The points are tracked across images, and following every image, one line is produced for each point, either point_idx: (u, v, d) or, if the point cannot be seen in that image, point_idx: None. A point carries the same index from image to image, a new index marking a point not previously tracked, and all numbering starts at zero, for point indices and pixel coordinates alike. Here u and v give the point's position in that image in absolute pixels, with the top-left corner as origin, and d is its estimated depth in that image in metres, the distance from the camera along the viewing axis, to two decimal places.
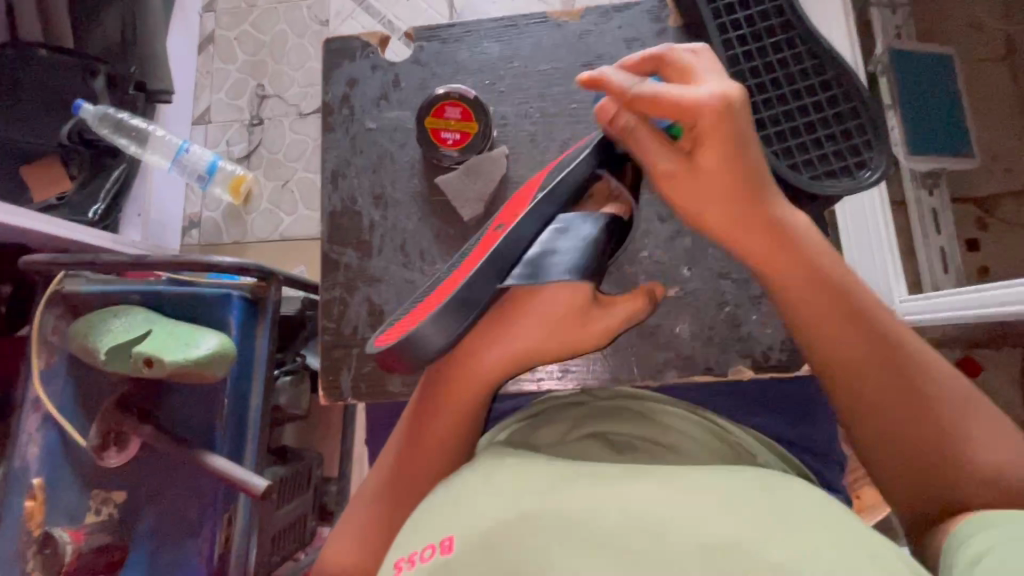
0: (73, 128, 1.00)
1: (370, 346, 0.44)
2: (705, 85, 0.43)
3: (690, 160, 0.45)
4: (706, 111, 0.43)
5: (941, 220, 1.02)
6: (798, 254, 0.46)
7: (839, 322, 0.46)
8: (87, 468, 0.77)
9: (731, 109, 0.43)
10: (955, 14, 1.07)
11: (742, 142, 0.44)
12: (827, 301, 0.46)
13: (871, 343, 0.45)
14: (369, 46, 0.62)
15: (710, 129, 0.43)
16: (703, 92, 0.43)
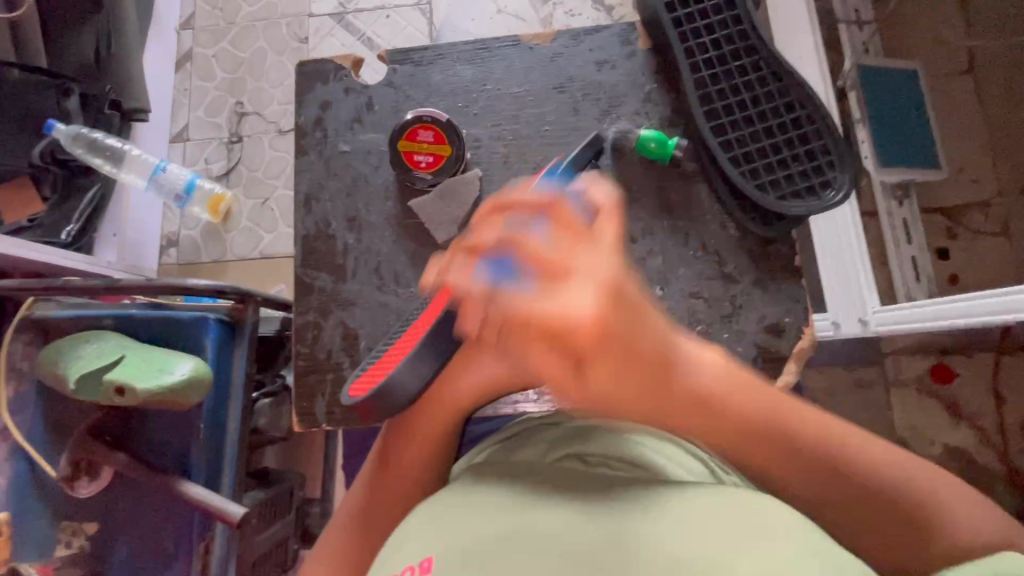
0: (45, 149, 0.97)
1: (343, 395, 0.45)
2: (585, 288, 0.25)
3: (581, 373, 0.28)
4: (583, 332, 0.25)
5: (912, 230, 1.04)
6: (726, 403, 0.38)
7: (778, 457, 0.41)
8: (55, 499, 0.75)
9: (623, 309, 0.26)
10: (919, 30, 1.11)
11: (644, 323, 0.29)
12: (758, 443, 0.40)
13: (814, 463, 0.41)
14: (342, 69, 0.62)
15: (598, 349, 0.27)
16: (580, 299, 0.25)
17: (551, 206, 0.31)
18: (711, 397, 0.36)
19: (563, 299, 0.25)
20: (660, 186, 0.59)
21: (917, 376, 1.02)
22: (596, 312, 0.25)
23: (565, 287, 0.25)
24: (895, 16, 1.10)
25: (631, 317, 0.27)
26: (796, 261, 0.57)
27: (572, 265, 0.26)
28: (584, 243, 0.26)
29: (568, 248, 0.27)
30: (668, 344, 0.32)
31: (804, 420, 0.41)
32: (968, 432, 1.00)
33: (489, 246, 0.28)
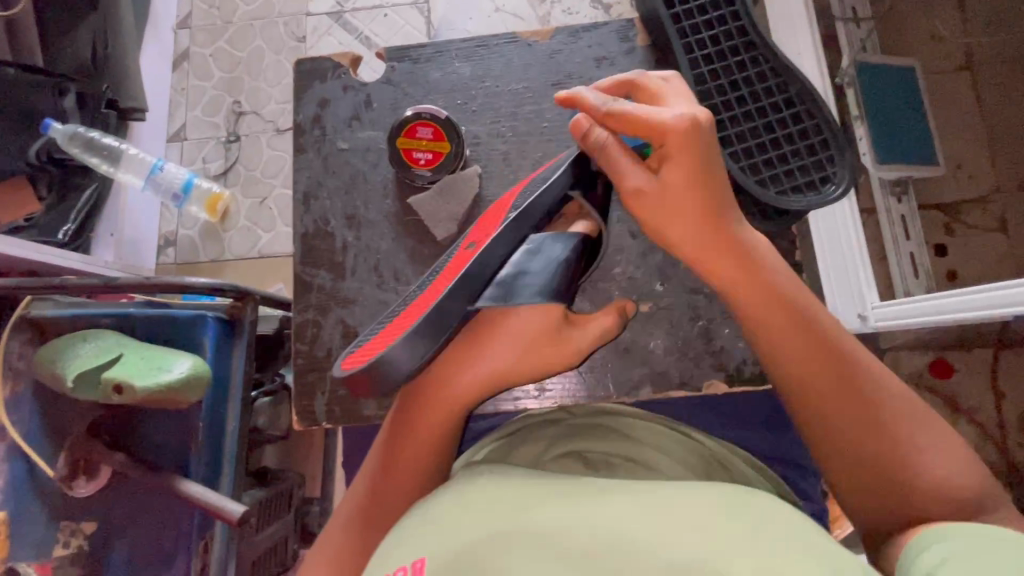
0: (42, 148, 0.97)
1: (336, 369, 0.44)
2: (673, 109, 0.44)
3: (657, 177, 0.45)
4: (675, 130, 0.43)
5: (910, 226, 1.04)
6: (764, 278, 0.46)
7: (796, 340, 0.46)
8: (53, 500, 0.74)
9: (697, 130, 0.44)
10: (916, 27, 1.11)
11: (710, 162, 0.44)
12: (783, 317, 0.45)
13: (827, 362, 0.45)
14: (340, 67, 0.62)
15: (677, 142, 0.44)
16: (671, 113, 0.44)
17: (637, 86, 0.49)
18: (754, 260, 0.46)
19: (664, 113, 0.45)
20: None
21: (916, 371, 1.02)
22: (685, 120, 0.43)
23: (664, 107, 0.45)
24: (892, 14, 1.11)
25: (704, 148, 0.44)
26: (795, 257, 0.58)
27: (668, 98, 0.47)
28: (671, 96, 0.47)
29: (664, 103, 0.45)
30: (720, 209, 0.45)
31: (827, 321, 0.47)
32: (967, 427, 1.00)
33: (608, 88, 0.50)
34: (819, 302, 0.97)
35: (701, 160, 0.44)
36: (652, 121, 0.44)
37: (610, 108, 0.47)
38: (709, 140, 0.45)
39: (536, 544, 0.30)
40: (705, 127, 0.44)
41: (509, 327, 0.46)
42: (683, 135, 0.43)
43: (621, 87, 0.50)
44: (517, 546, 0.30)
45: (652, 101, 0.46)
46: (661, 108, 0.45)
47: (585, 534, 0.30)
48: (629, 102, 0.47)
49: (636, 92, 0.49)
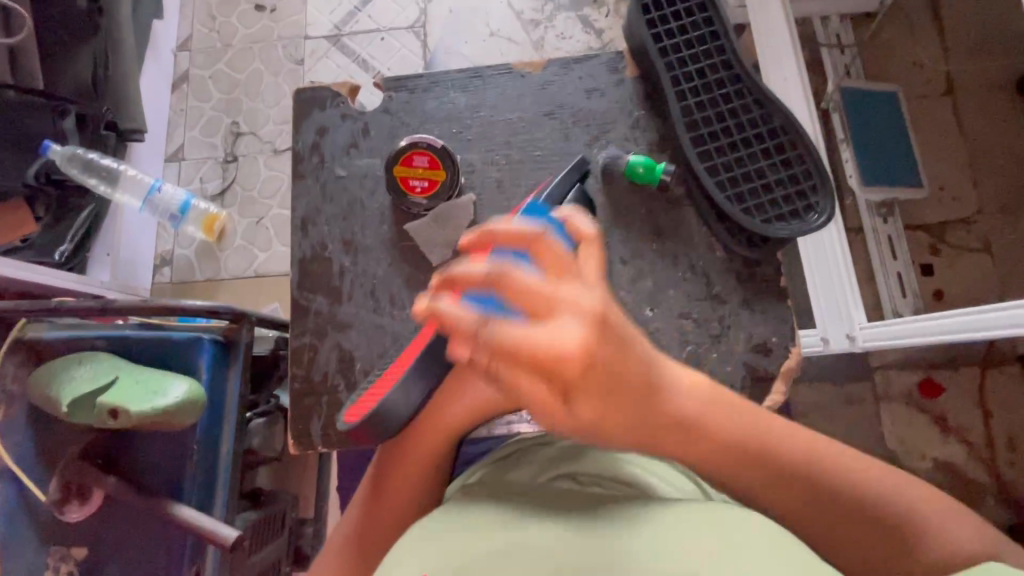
0: (40, 168, 0.97)
1: (342, 422, 0.48)
2: (569, 318, 0.27)
3: (567, 400, 0.31)
4: (570, 361, 0.27)
5: (897, 247, 1.06)
6: (701, 423, 0.40)
7: (749, 477, 0.43)
8: (44, 524, 0.74)
9: (607, 332, 0.29)
10: (898, 54, 1.15)
11: (626, 349, 0.31)
12: (738, 454, 0.42)
13: (786, 482, 0.42)
14: (339, 96, 0.63)
15: (580, 378, 0.29)
16: (558, 334, 0.26)
17: (539, 242, 0.31)
18: (691, 412, 0.40)
19: (550, 328, 0.27)
20: (650, 209, 0.60)
21: (906, 391, 1.04)
22: (580, 342, 0.27)
23: (548, 320, 0.27)
24: (873, 41, 1.15)
25: (612, 345, 0.30)
26: (781, 282, 0.59)
27: (557, 303, 0.28)
28: (563, 283, 0.29)
29: (555, 290, 0.28)
30: (652, 371, 0.36)
31: (766, 424, 0.43)
32: (957, 446, 1.01)
33: (473, 280, 0.31)
34: (809, 321, 0.98)
35: (615, 365, 0.31)
36: (543, 347, 0.27)
37: (471, 321, 0.29)
38: (621, 330, 0.30)
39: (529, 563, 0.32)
40: (614, 318, 0.29)
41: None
42: (586, 354, 0.28)
43: (528, 234, 0.32)
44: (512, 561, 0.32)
45: (548, 277, 0.29)
46: (552, 307, 0.28)
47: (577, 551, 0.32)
48: (499, 307, 0.28)
49: (540, 249, 0.31)
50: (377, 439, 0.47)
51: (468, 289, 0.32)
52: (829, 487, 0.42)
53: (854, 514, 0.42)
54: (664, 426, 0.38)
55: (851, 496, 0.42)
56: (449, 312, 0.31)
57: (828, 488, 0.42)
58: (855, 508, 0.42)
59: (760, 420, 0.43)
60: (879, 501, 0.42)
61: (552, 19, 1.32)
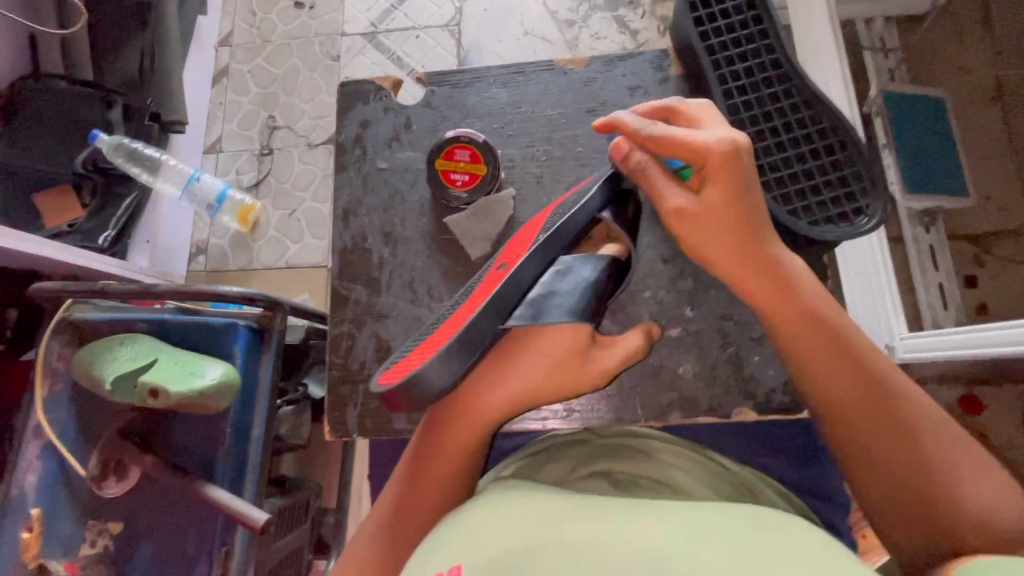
0: (87, 157, 1.01)
1: (372, 384, 0.45)
2: (715, 132, 0.46)
3: (702, 195, 0.47)
4: (712, 153, 0.45)
5: (939, 257, 1.03)
6: (795, 290, 0.47)
7: (833, 364, 0.46)
8: (85, 499, 0.76)
9: (736, 154, 0.46)
10: (945, 59, 1.11)
11: (747, 179, 0.46)
12: (822, 341, 0.46)
13: (866, 390, 0.46)
14: (382, 89, 0.64)
15: (717, 169, 0.46)
16: (708, 136, 0.46)
17: (676, 112, 0.50)
18: (788, 281, 0.47)
19: (703, 135, 0.46)
20: None
21: (944, 406, 1.00)
22: (723, 144, 0.45)
23: (699, 131, 0.46)
24: (918, 47, 1.12)
25: (742, 170, 0.46)
26: (826, 287, 0.58)
27: (704, 123, 0.48)
28: (708, 123, 0.48)
29: (703, 125, 0.47)
30: (756, 225, 0.47)
31: (851, 328, 0.48)
32: (998, 466, 0.97)
33: (642, 119, 0.50)
34: None
35: (740, 185, 0.46)
36: (695, 145, 0.46)
37: (649, 132, 0.48)
38: (746, 166, 0.47)
39: (568, 559, 0.30)
40: (745, 152, 0.46)
41: (537, 342, 0.47)
42: (724, 157, 0.45)
43: (657, 113, 0.51)
44: (552, 555, 0.31)
45: (688, 124, 0.48)
46: (702, 130, 0.47)
47: (616, 545, 0.31)
48: (664, 126, 0.48)
49: (674, 118, 0.50)
50: (411, 408, 0.45)
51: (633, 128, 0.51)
52: (896, 404, 0.46)
53: (903, 437, 0.45)
54: (774, 277, 0.47)
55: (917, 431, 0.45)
56: (626, 129, 0.50)
57: (893, 402, 0.46)
58: (907, 436, 0.45)
59: (846, 324, 0.48)
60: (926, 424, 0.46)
61: (587, 18, 1.32)
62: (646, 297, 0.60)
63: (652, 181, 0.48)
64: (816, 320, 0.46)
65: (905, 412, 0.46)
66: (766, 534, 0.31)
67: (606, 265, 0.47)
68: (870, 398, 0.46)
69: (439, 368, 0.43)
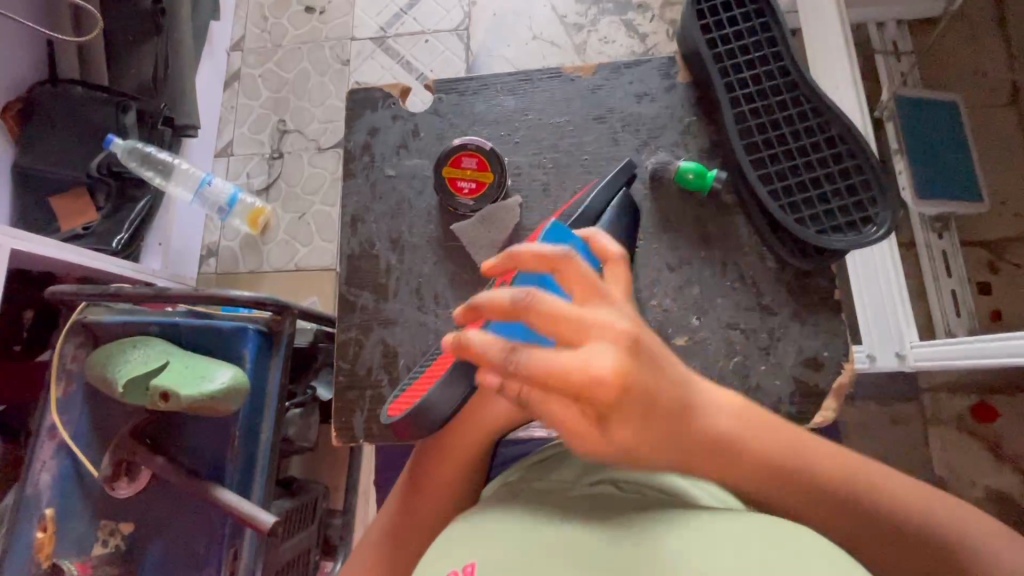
0: (102, 161, 1.03)
1: (382, 417, 0.50)
2: (597, 340, 0.30)
3: (604, 424, 0.33)
4: (604, 386, 0.29)
5: (952, 263, 1.02)
6: (750, 454, 0.41)
7: (794, 502, 0.42)
8: (97, 499, 0.78)
9: (634, 363, 0.31)
10: (959, 62, 1.10)
11: (661, 372, 0.33)
12: (779, 483, 0.42)
13: (844, 520, 0.42)
14: (391, 97, 0.65)
15: (619, 399, 0.31)
16: (596, 337, 0.30)
17: (562, 262, 0.34)
18: (728, 441, 0.40)
19: (585, 354, 0.30)
20: (697, 217, 0.60)
21: (957, 415, 0.99)
22: (615, 364, 0.30)
23: (582, 340, 0.30)
24: (931, 50, 1.11)
25: (648, 369, 0.32)
26: (835, 295, 0.57)
27: (586, 316, 0.31)
28: (591, 302, 0.32)
29: (580, 321, 0.30)
30: (684, 394, 0.37)
31: (824, 455, 0.43)
32: (1012, 475, 0.96)
33: (502, 291, 0.33)
34: (855, 338, 0.95)
35: (644, 394, 0.32)
36: (573, 377, 0.29)
37: (513, 351, 0.31)
38: (652, 360, 0.32)
39: (574, 558, 0.32)
40: (643, 346, 0.32)
41: None
42: (621, 376, 0.30)
43: (539, 260, 0.35)
44: (561, 553, 0.33)
45: (568, 311, 0.32)
46: (577, 341, 0.30)
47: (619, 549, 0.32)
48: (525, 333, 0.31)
49: (562, 268, 0.34)
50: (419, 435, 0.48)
51: (488, 311, 0.34)
52: (878, 512, 0.41)
53: (905, 539, 0.41)
54: (709, 447, 0.39)
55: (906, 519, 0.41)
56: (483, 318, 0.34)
57: (870, 512, 0.42)
58: (905, 534, 0.41)
59: (810, 458, 0.42)
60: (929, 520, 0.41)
61: (595, 23, 1.32)
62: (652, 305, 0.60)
63: (544, 411, 0.33)
64: (768, 467, 0.41)
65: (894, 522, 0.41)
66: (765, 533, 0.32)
67: None
68: (853, 516, 0.41)
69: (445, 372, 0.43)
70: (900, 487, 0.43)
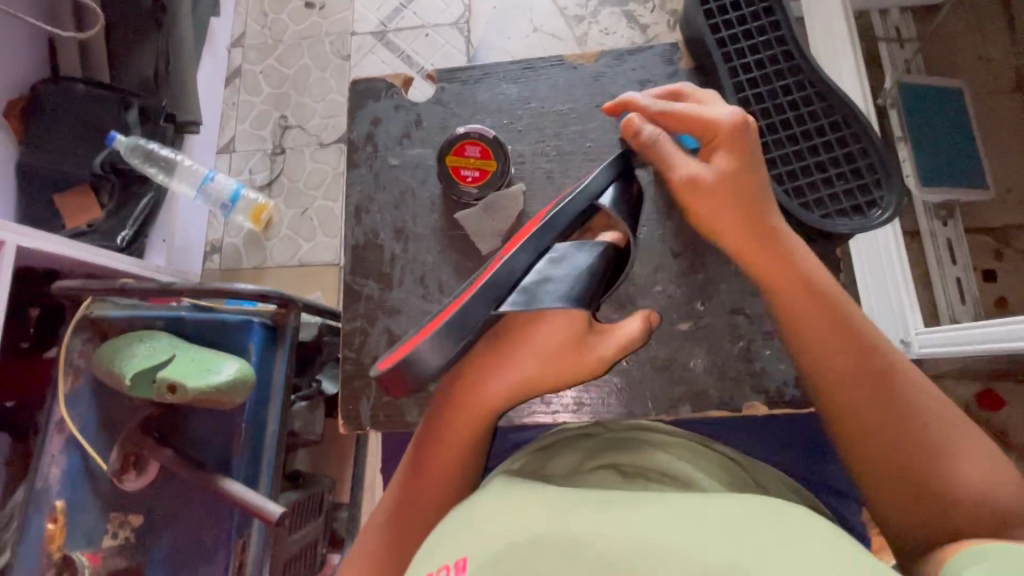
0: (106, 158, 1.03)
1: (375, 368, 0.45)
2: (723, 109, 0.51)
3: (713, 159, 0.51)
4: (722, 125, 0.51)
5: (957, 250, 1.01)
6: (798, 264, 0.48)
7: (837, 334, 0.47)
8: (107, 491, 0.78)
9: (745, 129, 0.50)
10: (963, 48, 1.09)
11: (754, 156, 0.51)
12: (823, 313, 0.47)
13: (873, 384, 0.46)
14: (393, 87, 0.65)
15: (729, 137, 0.50)
16: (720, 112, 0.51)
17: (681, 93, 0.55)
18: (790, 249, 0.49)
19: (710, 113, 0.51)
20: None
21: (962, 402, 0.99)
22: (731, 118, 0.50)
23: (709, 106, 0.52)
24: (936, 36, 1.10)
25: (750, 144, 0.51)
26: (839, 280, 0.58)
27: (710, 104, 0.53)
28: (709, 102, 0.52)
29: (706, 105, 0.52)
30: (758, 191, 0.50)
31: (855, 311, 0.49)
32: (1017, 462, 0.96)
33: (658, 91, 0.55)
34: None
35: (750, 148, 0.51)
36: (705, 121, 0.51)
37: (657, 110, 0.53)
38: (752, 141, 0.51)
39: (567, 554, 0.31)
40: (750, 130, 0.51)
41: (535, 333, 0.45)
42: (733, 131, 0.50)
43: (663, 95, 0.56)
44: (556, 549, 0.31)
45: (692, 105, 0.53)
46: (709, 110, 0.52)
47: (616, 537, 0.31)
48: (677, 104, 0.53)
49: (681, 99, 0.55)
50: (409, 388, 0.45)
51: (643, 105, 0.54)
52: (904, 396, 0.46)
53: (912, 424, 0.45)
54: (773, 246, 0.49)
55: (916, 416, 0.46)
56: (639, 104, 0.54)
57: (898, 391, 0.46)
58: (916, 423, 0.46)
59: (857, 313, 0.49)
60: (926, 410, 0.46)
61: (597, 13, 1.31)
62: (656, 291, 0.60)
63: (661, 153, 0.52)
64: (818, 293, 0.48)
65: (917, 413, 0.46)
66: (759, 522, 0.32)
67: (603, 251, 0.47)
68: (882, 384, 0.46)
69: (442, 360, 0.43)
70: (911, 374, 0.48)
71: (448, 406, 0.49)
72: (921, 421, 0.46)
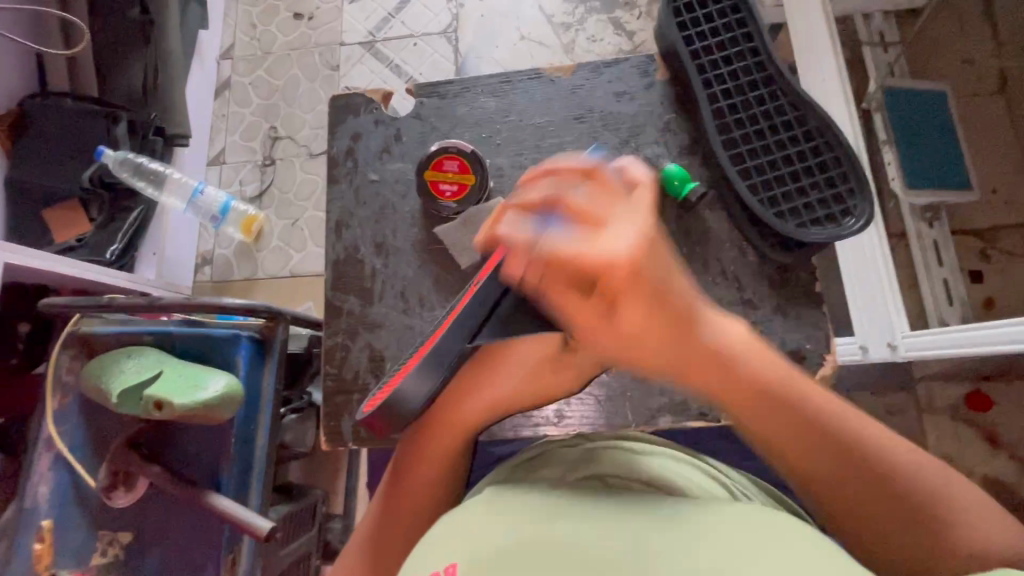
0: (94, 173, 1.02)
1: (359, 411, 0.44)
2: (621, 234, 0.34)
3: (613, 308, 0.37)
4: (618, 267, 0.34)
5: (943, 252, 1.02)
6: (746, 376, 0.41)
7: (800, 445, 0.42)
8: (96, 509, 0.78)
9: (647, 259, 0.35)
10: (946, 51, 1.10)
11: (664, 282, 0.36)
12: (772, 410, 0.41)
13: (843, 467, 0.42)
14: (373, 102, 0.65)
15: (624, 284, 0.35)
16: (612, 245, 0.34)
17: (594, 179, 0.40)
18: (730, 358, 0.40)
19: (605, 239, 0.34)
20: (681, 213, 0.59)
21: (952, 403, 0.99)
22: (630, 253, 0.34)
23: (601, 235, 0.35)
24: (918, 39, 1.11)
25: (660, 267, 0.36)
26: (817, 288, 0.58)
27: (606, 222, 0.35)
28: (609, 217, 0.36)
29: (599, 225, 0.35)
30: (688, 307, 0.39)
31: (813, 393, 0.43)
32: (1008, 463, 0.96)
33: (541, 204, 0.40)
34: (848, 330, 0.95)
35: (656, 288, 0.36)
36: (591, 262, 0.34)
37: (540, 246, 0.37)
38: (663, 266, 0.36)
39: (556, 559, 0.31)
40: (651, 253, 0.35)
41: (512, 355, 0.48)
42: (628, 271, 0.34)
43: (575, 176, 0.42)
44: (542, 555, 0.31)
45: (585, 220, 0.36)
46: (601, 236, 0.35)
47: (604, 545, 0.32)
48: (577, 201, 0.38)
49: (592, 181, 0.40)
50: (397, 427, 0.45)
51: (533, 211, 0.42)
52: (886, 467, 0.42)
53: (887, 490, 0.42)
54: (709, 361, 0.40)
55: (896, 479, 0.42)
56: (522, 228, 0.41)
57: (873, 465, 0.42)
58: (894, 492, 0.42)
59: (815, 395, 0.43)
60: (896, 468, 0.42)
61: (583, 21, 1.32)
62: None
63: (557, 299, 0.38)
64: (764, 394, 0.41)
65: (892, 479, 0.42)
66: (742, 527, 0.32)
67: None
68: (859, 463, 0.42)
69: (415, 376, 0.42)
70: (885, 437, 0.43)
71: (428, 421, 0.50)
72: (893, 483, 0.42)
